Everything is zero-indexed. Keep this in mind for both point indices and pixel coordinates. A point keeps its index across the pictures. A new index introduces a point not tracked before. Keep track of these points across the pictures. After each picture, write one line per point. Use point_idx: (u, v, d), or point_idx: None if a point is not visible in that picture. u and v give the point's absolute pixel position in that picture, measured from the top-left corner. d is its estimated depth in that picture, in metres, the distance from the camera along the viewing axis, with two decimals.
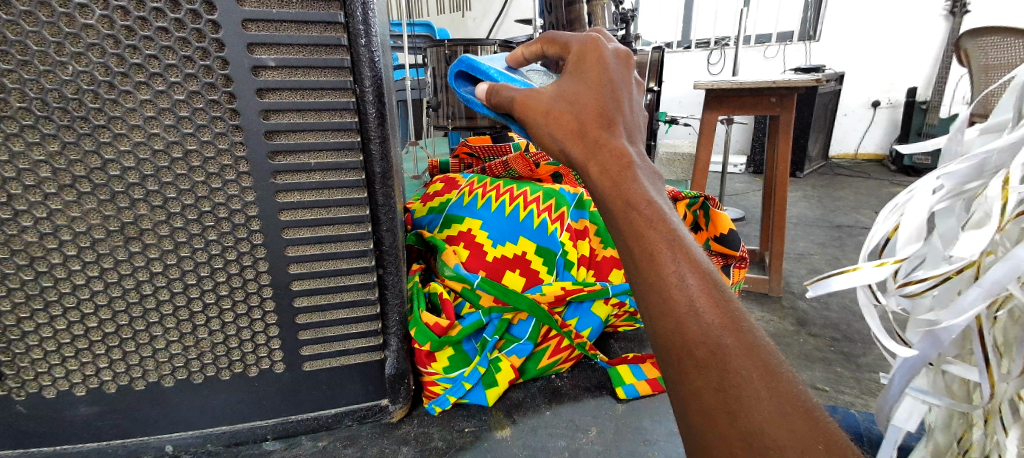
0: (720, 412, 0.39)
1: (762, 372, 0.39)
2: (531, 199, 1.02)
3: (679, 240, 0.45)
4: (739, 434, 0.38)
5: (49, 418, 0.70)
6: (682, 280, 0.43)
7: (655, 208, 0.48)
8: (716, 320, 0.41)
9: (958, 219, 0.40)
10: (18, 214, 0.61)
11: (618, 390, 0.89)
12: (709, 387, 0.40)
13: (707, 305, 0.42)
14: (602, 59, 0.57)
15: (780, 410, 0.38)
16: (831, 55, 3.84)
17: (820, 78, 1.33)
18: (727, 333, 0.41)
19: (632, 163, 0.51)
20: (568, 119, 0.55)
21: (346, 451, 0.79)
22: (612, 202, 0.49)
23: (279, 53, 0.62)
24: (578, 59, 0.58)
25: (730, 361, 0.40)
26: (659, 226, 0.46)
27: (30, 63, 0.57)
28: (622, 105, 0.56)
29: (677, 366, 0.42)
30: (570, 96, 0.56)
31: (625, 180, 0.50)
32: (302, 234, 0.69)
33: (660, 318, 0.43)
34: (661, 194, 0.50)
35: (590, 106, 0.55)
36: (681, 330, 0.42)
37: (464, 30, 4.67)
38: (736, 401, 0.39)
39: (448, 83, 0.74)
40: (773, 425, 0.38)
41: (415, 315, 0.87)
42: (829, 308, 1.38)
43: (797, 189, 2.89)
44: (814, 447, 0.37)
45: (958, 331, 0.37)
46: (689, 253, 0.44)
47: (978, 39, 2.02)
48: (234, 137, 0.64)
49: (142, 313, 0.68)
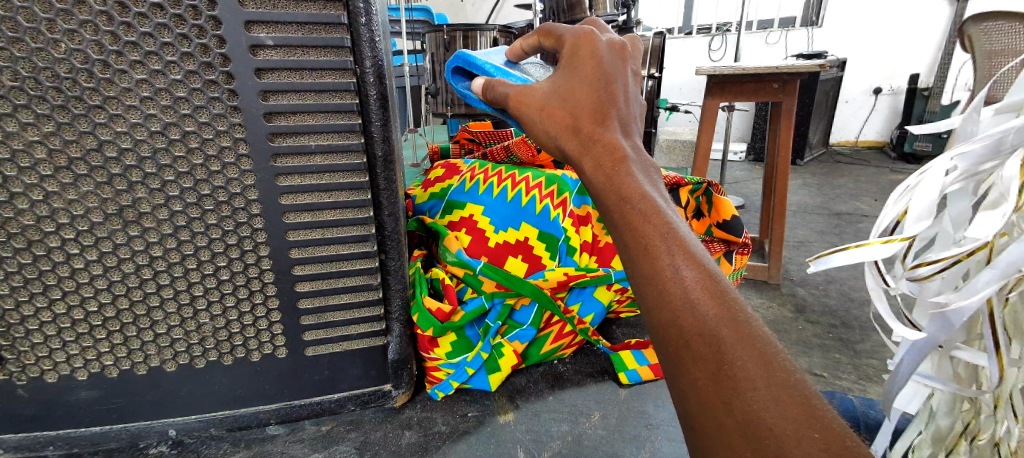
0: (716, 403, 0.38)
1: (758, 361, 0.39)
2: (532, 185, 1.01)
3: (675, 232, 0.45)
4: (733, 423, 0.37)
5: (50, 401, 0.70)
6: (677, 273, 0.43)
7: (649, 202, 0.47)
8: (712, 310, 0.41)
9: (969, 200, 0.39)
10: (13, 197, 0.61)
11: (620, 375, 0.89)
12: (705, 377, 0.39)
13: (703, 295, 0.42)
14: (595, 52, 0.56)
15: (775, 399, 0.37)
16: (833, 42, 3.82)
17: (825, 62, 1.32)
18: (723, 324, 0.40)
19: (627, 157, 0.51)
20: (563, 114, 0.54)
21: (349, 435, 0.79)
22: (607, 199, 0.49)
23: (276, 32, 0.61)
24: (571, 53, 0.57)
25: (726, 351, 0.39)
26: (653, 219, 0.46)
27: (20, 41, 0.56)
28: (617, 97, 0.55)
29: (673, 357, 0.41)
30: (563, 92, 0.55)
31: (620, 177, 0.49)
32: (304, 218, 0.68)
33: (656, 311, 0.43)
34: (656, 188, 0.49)
35: (583, 101, 0.54)
36: (678, 322, 0.41)
37: (463, 16, 4.67)
38: (731, 390, 0.38)
39: (445, 79, 0.72)
40: (770, 415, 0.37)
41: (417, 300, 0.87)
42: (828, 295, 1.38)
43: (797, 177, 2.89)
44: (811, 435, 0.36)
45: (969, 314, 0.36)
46: (684, 245, 0.44)
47: (981, 23, 2.01)
48: (232, 118, 0.63)
49: (143, 297, 0.67)
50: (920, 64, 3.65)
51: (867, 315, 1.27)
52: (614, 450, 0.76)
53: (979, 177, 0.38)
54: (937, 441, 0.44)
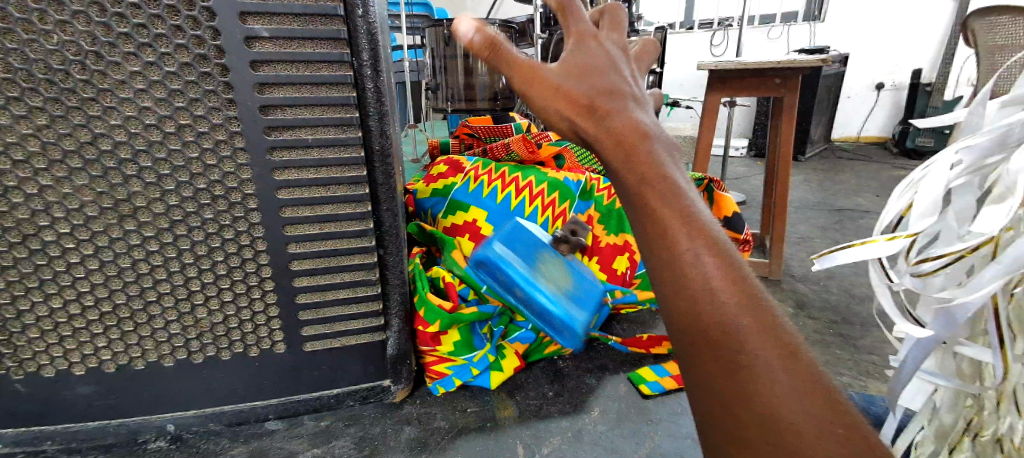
0: (735, 396, 0.36)
1: (781, 353, 0.36)
2: (536, 192, 1.04)
3: (695, 216, 0.41)
4: (754, 417, 0.35)
5: (47, 396, 0.70)
6: (697, 259, 0.39)
7: (670, 183, 0.43)
8: (733, 297, 0.38)
9: (975, 195, 0.38)
10: (8, 190, 0.60)
11: (642, 387, 0.86)
12: (722, 369, 0.37)
13: (724, 284, 0.39)
14: (603, 42, 0.52)
15: (798, 393, 0.35)
16: (836, 36, 3.80)
17: (827, 57, 1.31)
18: (743, 313, 0.38)
19: (648, 138, 0.46)
20: (577, 94, 0.48)
21: (347, 430, 0.79)
22: (625, 177, 0.44)
23: (272, 23, 0.61)
24: (576, 34, 0.51)
25: (746, 343, 0.37)
26: (672, 202, 0.42)
27: (13, 32, 0.55)
28: (627, 80, 0.50)
29: (691, 348, 0.38)
30: (575, 60, 0.50)
31: (637, 153, 0.45)
32: (301, 213, 0.68)
33: (674, 297, 0.40)
34: (677, 167, 0.45)
35: (599, 84, 0.49)
36: (695, 310, 0.39)
37: (463, 12, 4.65)
38: (752, 383, 0.36)
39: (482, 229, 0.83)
40: (793, 410, 0.35)
41: (422, 296, 0.88)
42: (828, 291, 1.37)
43: (798, 173, 2.87)
44: (835, 430, 0.34)
45: (973, 310, 0.36)
46: (704, 230, 0.41)
47: (985, 18, 2.00)
48: (228, 112, 0.62)
49: (140, 292, 0.67)
50: (922, 60, 3.63)
51: (868, 312, 1.26)
52: (613, 445, 0.76)
53: (984, 171, 0.38)
54: (940, 438, 0.44)
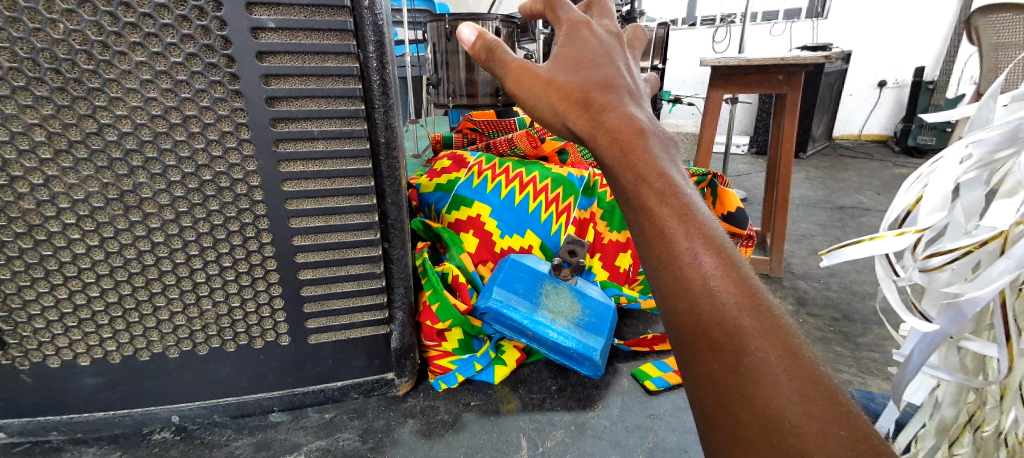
0: (738, 398, 0.36)
1: (783, 354, 0.36)
2: (540, 188, 1.06)
3: (693, 213, 0.41)
4: (756, 419, 0.35)
5: (52, 386, 0.70)
6: (696, 259, 0.39)
7: (668, 181, 0.43)
8: (732, 298, 0.38)
9: (983, 190, 0.38)
10: (14, 180, 0.60)
11: (647, 383, 0.86)
12: (726, 371, 0.37)
13: (723, 284, 0.38)
14: (596, 35, 0.53)
15: (801, 395, 0.34)
16: (838, 34, 3.79)
17: (831, 53, 1.31)
18: (743, 313, 0.37)
19: (645, 131, 0.46)
20: (571, 88, 0.49)
21: (352, 423, 0.79)
22: (621, 175, 0.44)
23: (278, 14, 0.60)
24: (569, 29, 0.53)
25: (748, 344, 0.36)
26: (670, 200, 0.42)
27: (18, 21, 0.55)
28: (622, 72, 0.51)
29: (693, 349, 0.38)
30: (572, 52, 0.51)
31: (634, 147, 0.45)
32: (306, 206, 0.68)
33: (672, 297, 0.40)
34: (674, 164, 0.46)
35: (594, 76, 0.50)
36: (694, 310, 0.38)
37: (465, 6, 4.65)
38: (754, 384, 0.35)
39: (515, 275, 0.88)
40: (795, 411, 0.34)
41: (434, 293, 0.88)
42: (830, 288, 1.38)
43: (800, 170, 2.87)
44: (838, 432, 0.33)
45: (982, 304, 0.36)
46: (703, 228, 0.41)
47: (988, 15, 1.99)
48: (234, 103, 0.62)
49: (145, 283, 0.67)
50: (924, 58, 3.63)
51: (869, 309, 1.26)
52: (616, 438, 0.76)
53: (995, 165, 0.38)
54: (941, 432, 0.44)
